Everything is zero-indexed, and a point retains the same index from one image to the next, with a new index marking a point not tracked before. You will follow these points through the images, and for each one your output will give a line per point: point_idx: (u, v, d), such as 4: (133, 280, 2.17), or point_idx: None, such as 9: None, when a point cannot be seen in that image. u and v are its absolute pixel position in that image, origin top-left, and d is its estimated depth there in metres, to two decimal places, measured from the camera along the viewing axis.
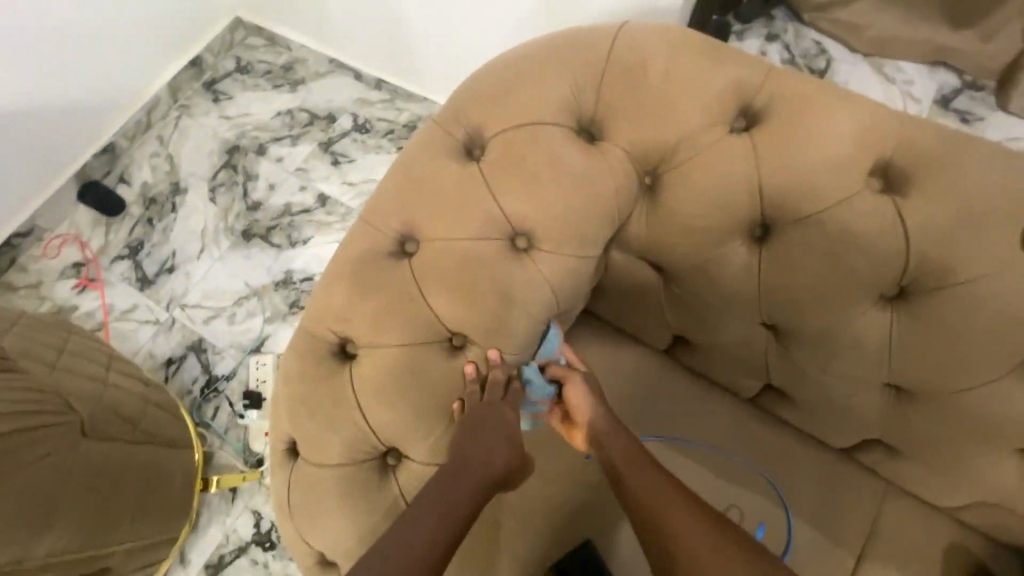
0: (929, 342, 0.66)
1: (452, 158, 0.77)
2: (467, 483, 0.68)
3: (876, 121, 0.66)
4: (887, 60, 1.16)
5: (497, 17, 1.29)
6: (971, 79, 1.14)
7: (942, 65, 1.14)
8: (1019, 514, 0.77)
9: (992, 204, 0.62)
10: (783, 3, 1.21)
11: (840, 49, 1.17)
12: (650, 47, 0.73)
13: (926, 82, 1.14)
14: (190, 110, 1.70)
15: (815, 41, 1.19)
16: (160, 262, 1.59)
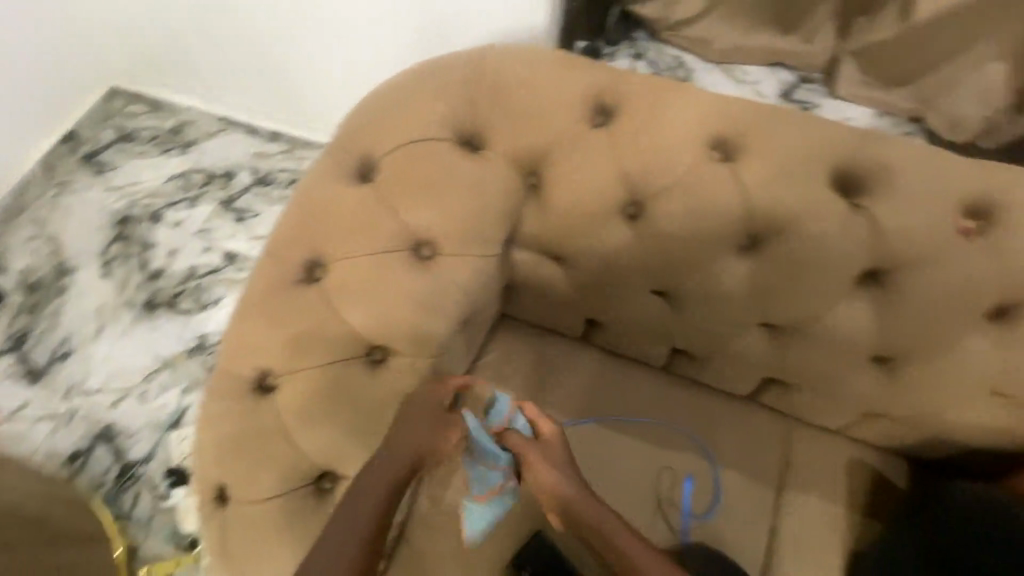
0: (784, 280, 0.77)
1: (347, 183, 0.81)
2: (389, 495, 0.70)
3: (707, 104, 0.78)
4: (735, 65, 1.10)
5: (379, 57, 1.34)
6: (807, 75, 1.09)
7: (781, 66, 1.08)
8: (892, 419, 0.89)
9: (805, 158, 0.75)
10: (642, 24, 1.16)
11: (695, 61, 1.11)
12: (512, 64, 0.81)
13: (772, 82, 1.09)
14: (70, 186, 1.62)
15: (674, 57, 1.13)
16: (51, 349, 1.47)
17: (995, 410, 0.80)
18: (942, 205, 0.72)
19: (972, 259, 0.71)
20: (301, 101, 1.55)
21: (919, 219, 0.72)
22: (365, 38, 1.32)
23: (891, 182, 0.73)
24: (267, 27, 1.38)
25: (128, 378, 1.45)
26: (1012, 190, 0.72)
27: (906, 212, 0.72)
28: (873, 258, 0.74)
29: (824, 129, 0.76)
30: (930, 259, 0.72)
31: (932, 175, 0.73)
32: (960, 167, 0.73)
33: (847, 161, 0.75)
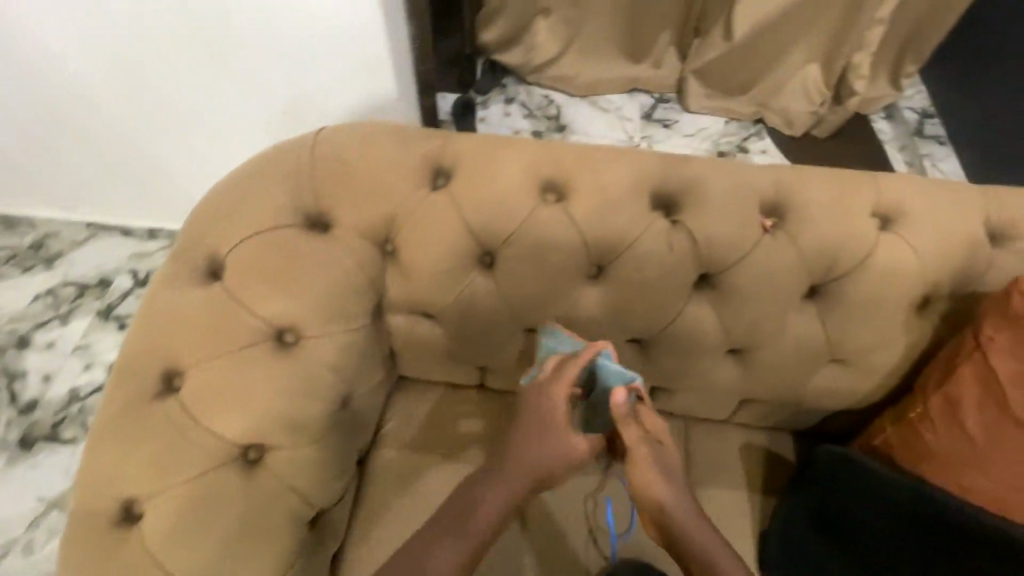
0: (633, 298, 0.84)
1: (195, 285, 0.79)
2: (496, 510, 0.72)
3: (532, 153, 0.85)
4: (599, 97, 1.96)
5: (237, 136, 1.31)
6: (661, 96, 1.97)
7: (637, 90, 1.96)
8: (763, 400, 0.97)
9: (624, 187, 0.82)
10: (509, 75, 1.99)
11: (562, 98, 1.96)
12: (346, 143, 0.84)
13: (630, 103, 1.96)
14: None
15: (543, 96, 1.97)
16: None
17: (838, 375, 0.89)
18: (744, 209, 0.82)
19: (778, 251, 0.81)
20: (168, 191, 1.48)
21: (729, 225, 0.81)
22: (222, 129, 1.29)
23: (699, 196, 0.82)
24: (106, 126, 1.30)
25: (7, 530, 1.28)
26: (795, 187, 0.83)
27: (716, 220, 0.81)
28: (701, 264, 0.82)
29: (636, 160, 0.85)
30: (744, 257, 0.81)
31: (730, 185, 0.83)
32: (752, 174, 0.84)
33: (660, 184, 0.84)
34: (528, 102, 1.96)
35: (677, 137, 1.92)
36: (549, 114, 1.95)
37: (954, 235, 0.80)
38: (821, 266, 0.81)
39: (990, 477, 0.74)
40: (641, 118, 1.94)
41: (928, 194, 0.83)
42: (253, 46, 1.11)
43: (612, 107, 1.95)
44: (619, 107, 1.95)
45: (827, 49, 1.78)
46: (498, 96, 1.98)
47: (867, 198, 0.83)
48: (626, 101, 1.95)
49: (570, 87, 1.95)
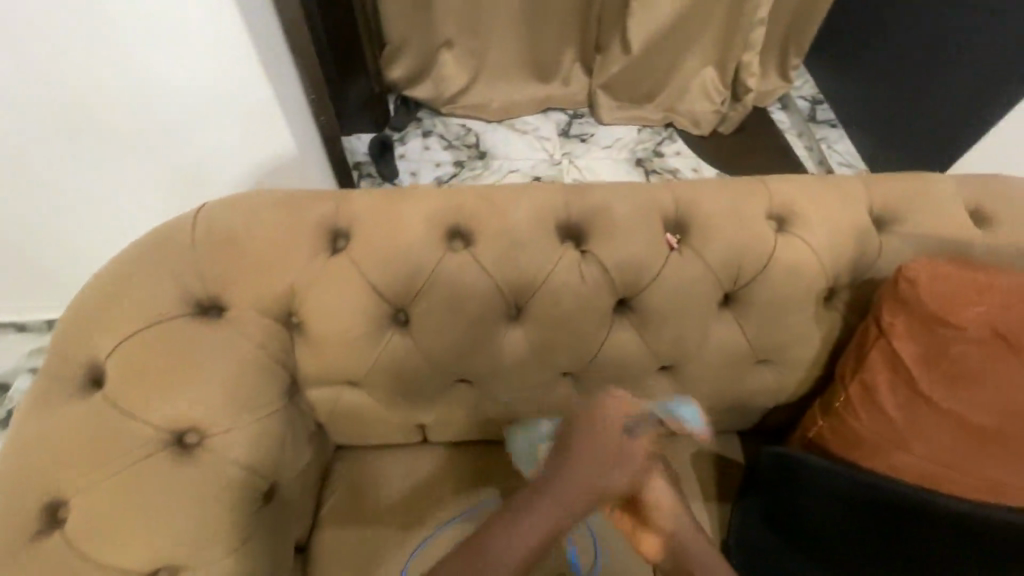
0: (556, 333, 0.83)
1: (73, 398, 0.71)
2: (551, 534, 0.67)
3: (431, 202, 0.82)
4: (515, 120, 2.00)
5: (126, 210, 1.19)
6: (574, 112, 2.03)
7: (552, 109, 2.02)
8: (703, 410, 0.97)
9: (529, 224, 0.81)
10: (423, 109, 2.01)
11: (478, 125, 1.99)
12: (231, 218, 0.79)
13: (546, 123, 2.01)
14: None
15: (460, 126, 1.99)
16: None
17: (765, 374, 0.91)
18: (648, 230, 0.83)
19: (686, 267, 0.82)
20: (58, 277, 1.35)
21: (636, 247, 0.81)
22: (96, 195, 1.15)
23: (604, 224, 0.82)
24: None
25: None
26: (694, 201, 0.85)
27: (623, 245, 0.81)
28: (616, 290, 0.82)
29: (538, 195, 0.84)
30: (656, 277, 0.82)
31: (632, 207, 0.84)
32: (652, 194, 0.85)
33: (564, 215, 0.83)
34: (447, 133, 1.97)
35: (595, 149, 1.97)
36: (468, 142, 1.97)
37: (845, 228, 0.83)
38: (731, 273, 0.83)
39: (913, 458, 0.75)
40: (558, 135, 1.99)
41: (816, 191, 0.86)
42: (121, 117, 0.99)
43: (528, 128, 1.99)
44: (535, 128, 2.00)
45: (718, 52, 1.88)
46: (415, 129, 1.99)
47: (762, 203, 0.85)
48: (541, 121, 2.00)
49: (484, 114, 1.97)
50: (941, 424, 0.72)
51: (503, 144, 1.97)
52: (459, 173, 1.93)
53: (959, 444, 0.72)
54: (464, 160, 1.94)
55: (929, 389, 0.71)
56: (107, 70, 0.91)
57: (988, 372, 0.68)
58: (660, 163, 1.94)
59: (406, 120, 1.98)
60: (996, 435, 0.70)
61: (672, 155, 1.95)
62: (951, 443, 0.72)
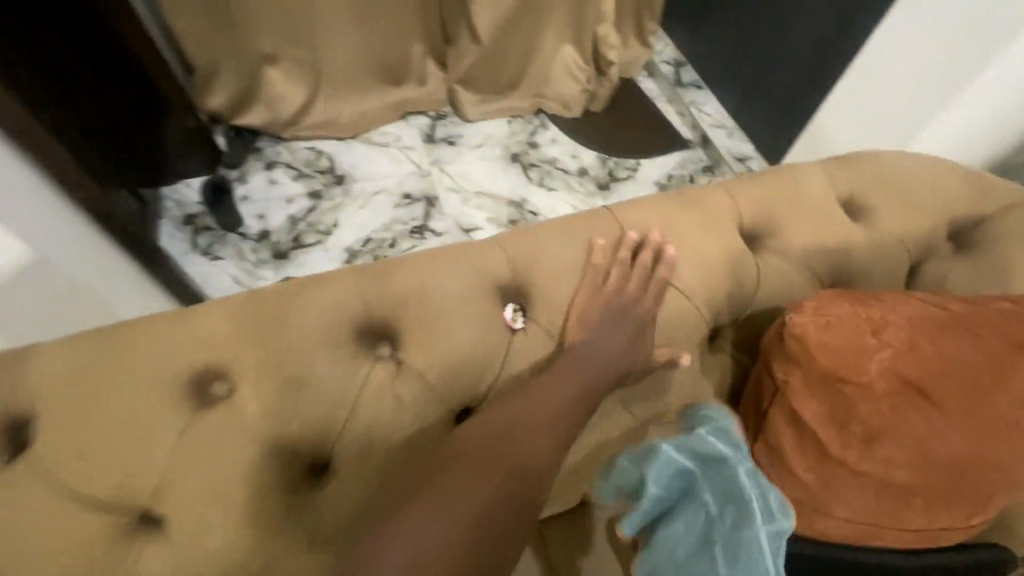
0: (391, 474, 0.58)
1: None
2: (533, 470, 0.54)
3: (163, 343, 0.57)
4: (370, 133, 1.72)
5: None
6: (437, 112, 1.77)
7: (409, 114, 1.75)
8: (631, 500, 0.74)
9: (316, 346, 0.59)
10: (262, 135, 1.65)
11: (327, 145, 1.68)
12: None
13: (408, 131, 1.74)
14: None
15: (309, 149, 1.68)
16: None
17: None
18: (478, 312, 0.63)
19: (537, 351, 0.64)
20: None
21: (465, 341, 0.61)
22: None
23: (425, 321, 0.61)
24: None
25: None
26: (536, 258, 0.66)
27: (447, 344, 0.61)
28: (455, 401, 0.62)
29: (328, 295, 0.61)
30: (499, 372, 0.63)
31: (458, 286, 0.64)
32: (484, 258, 0.66)
33: (367, 315, 0.61)
34: (295, 159, 1.65)
35: (466, 151, 1.74)
36: (321, 166, 1.67)
37: (716, 257, 0.69)
38: (609, 358, 0.63)
39: (836, 523, 0.61)
40: (422, 142, 1.74)
41: (679, 214, 0.71)
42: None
43: (388, 140, 1.72)
44: (396, 138, 1.73)
45: (571, 29, 1.72)
46: (256, 163, 1.64)
47: (619, 243, 0.68)
48: (401, 129, 1.74)
49: (337, 130, 1.68)
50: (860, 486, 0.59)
51: (362, 165, 1.68)
52: (316, 205, 1.62)
53: (881, 504, 0.59)
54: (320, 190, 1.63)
55: (841, 450, 0.58)
56: None
57: (905, 427, 0.56)
58: (536, 156, 1.76)
59: (242, 155, 1.62)
60: (920, 488, 0.58)
61: (547, 144, 1.78)
62: (875, 504, 0.59)
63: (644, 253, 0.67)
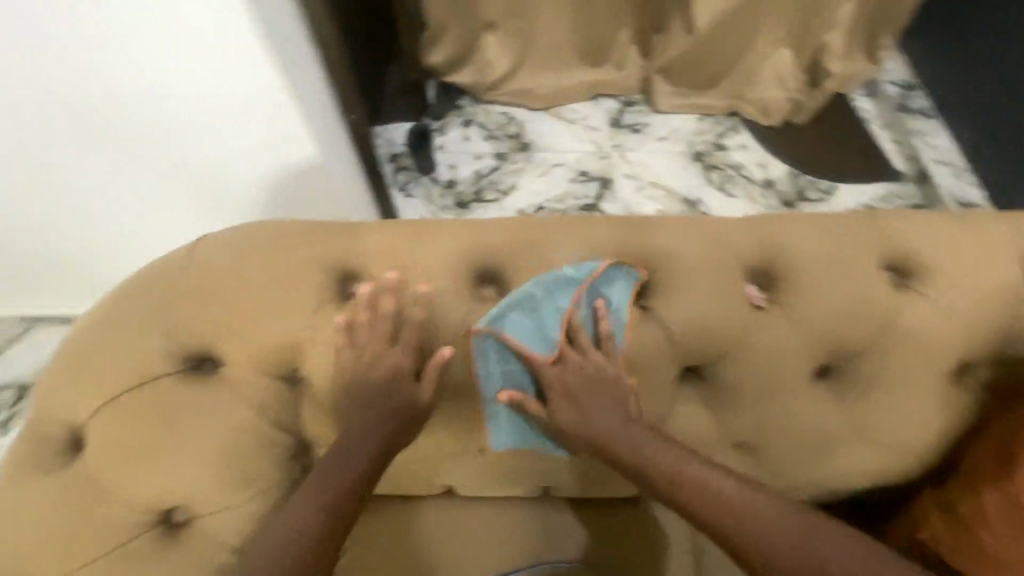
0: None
1: (50, 467, 0.64)
2: (387, 445, 0.63)
3: (460, 241, 0.70)
4: (561, 106, 1.89)
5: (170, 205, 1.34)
6: (627, 99, 1.91)
7: (603, 96, 1.90)
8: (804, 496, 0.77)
9: (580, 276, 0.67)
10: (466, 95, 1.92)
11: (523, 113, 1.89)
12: (224, 255, 0.69)
13: (597, 111, 1.89)
14: None
15: (502, 112, 1.90)
16: None
17: (874, 462, 0.72)
18: (712, 278, 0.67)
19: (771, 330, 0.66)
20: (90, 271, 1.60)
21: (708, 305, 0.66)
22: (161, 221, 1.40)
23: (672, 277, 0.67)
24: (27, 227, 1.41)
25: None
26: (708, 308, 0.66)
27: (692, 301, 0.66)
28: (684, 356, 0.68)
29: (589, 234, 0.70)
30: (733, 342, 0.67)
31: (706, 252, 0.68)
32: (733, 232, 0.70)
33: (623, 259, 0.68)
34: (488, 120, 1.88)
35: (649, 140, 1.86)
36: (513, 132, 1.89)
37: (984, 282, 0.65)
38: (829, 342, 0.66)
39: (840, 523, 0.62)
40: (609, 124, 1.89)
41: (947, 234, 0.68)
42: (150, 124, 1.12)
43: (579, 117, 1.89)
44: (585, 116, 1.89)
45: (792, 31, 1.69)
46: (455, 116, 1.91)
47: (876, 246, 0.68)
48: (590, 110, 1.88)
49: (534, 101, 1.88)
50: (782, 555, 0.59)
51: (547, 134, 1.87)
52: (502, 164, 1.89)
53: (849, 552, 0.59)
54: (507, 151, 1.87)
55: None
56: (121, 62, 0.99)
57: None
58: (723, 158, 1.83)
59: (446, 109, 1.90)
60: None
61: (735, 147, 1.83)
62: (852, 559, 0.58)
63: (896, 257, 0.68)
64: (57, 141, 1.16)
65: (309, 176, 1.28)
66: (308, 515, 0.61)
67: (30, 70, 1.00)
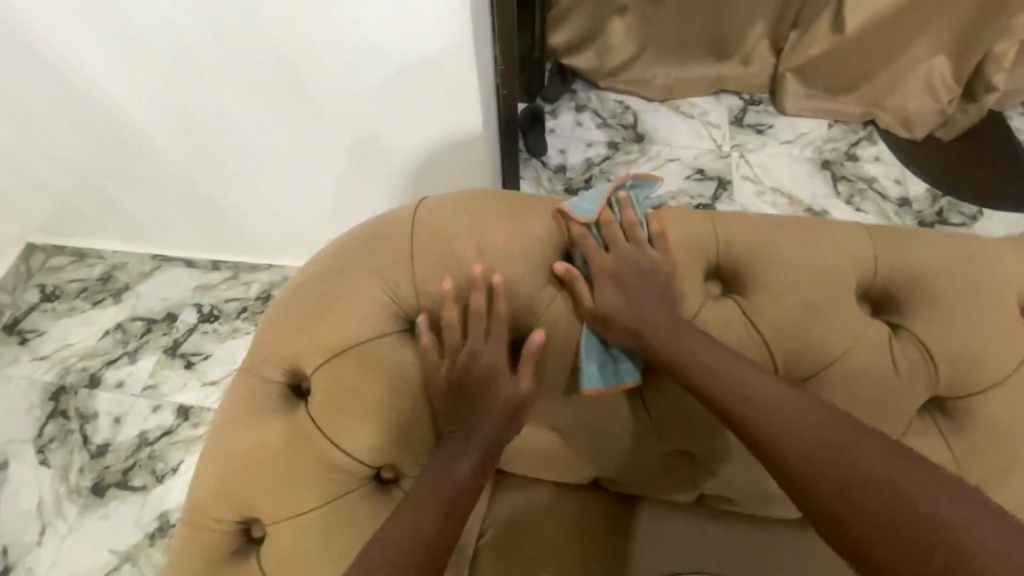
0: (844, 409, 0.66)
1: (271, 410, 0.66)
2: (502, 424, 0.66)
3: (694, 235, 0.69)
4: (682, 100, 2.23)
5: (318, 169, 1.45)
6: (753, 97, 2.22)
7: (726, 93, 2.22)
8: None
9: (825, 289, 0.66)
10: (580, 82, 2.27)
11: (640, 103, 2.23)
12: (448, 219, 0.69)
13: (720, 108, 2.21)
14: (65, 339, 1.86)
15: (614, 102, 2.24)
16: (88, 481, 1.65)
17: None
18: (973, 307, 0.64)
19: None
20: (227, 223, 1.71)
21: (966, 334, 0.63)
22: (306, 182, 1.50)
23: (939, 299, 0.64)
24: (185, 173, 1.53)
25: (107, 500, 1.62)
26: (961, 335, 0.63)
27: (964, 326, 0.64)
28: (934, 388, 0.65)
29: (840, 241, 0.67)
30: (1007, 378, 0.64)
31: (964, 276, 0.65)
32: (990, 258, 0.66)
33: (864, 273, 0.66)
34: (601, 107, 2.24)
35: (772, 142, 2.14)
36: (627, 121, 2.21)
37: None
38: None
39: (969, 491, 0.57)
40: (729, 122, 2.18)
41: None
42: (323, 84, 1.22)
43: (699, 111, 2.20)
44: (706, 112, 2.21)
45: None
46: (569, 104, 2.25)
47: None
48: (714, 105, 2.21)
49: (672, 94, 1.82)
50: (833, 464, 0.60)
51: (658, 128, 2.18)
52: (613, 154, 2.15)
53: (948, 504, 0.56)
54: (619, 140, 2.17)
55: None
56: (317, 33, 1.11)
57: None
58: (856, 170, 2.07)
59: (559, 92, 2.23)
60: None
61: (868, 157, 2.09)
62: (950, 507, 0.55)
63: None
64: (231, 93, 1.28)
65: (463, 151, 1.34)
66: (442, 490, 0.63)
67: (239, 23, 1.13)
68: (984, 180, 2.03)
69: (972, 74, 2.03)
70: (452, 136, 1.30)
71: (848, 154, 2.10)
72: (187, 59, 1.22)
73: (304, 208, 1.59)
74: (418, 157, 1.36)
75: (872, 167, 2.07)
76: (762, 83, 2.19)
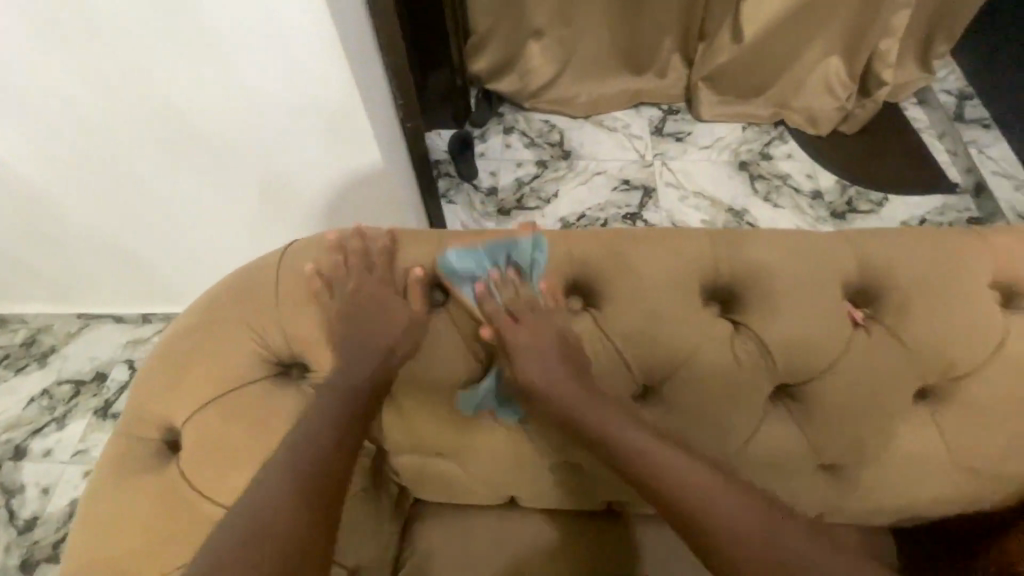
0: (702, 405, 0.72)
1: (146, 470, 0.67)
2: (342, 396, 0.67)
3: (555, 256, 0.73)
4: (603, 115, 2.31)
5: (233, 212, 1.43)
6: (671, 107, 2.32)
7: (645, 105, 2.32)
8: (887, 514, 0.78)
9: (675, 295, 0.70)
10: (505, 106, 2.34)
11: (563, 121, 2.31)
12: (316, 260, 0.72)
13: (640, 120, 2.30)
14: None
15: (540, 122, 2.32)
16: (16, 559, 1.56)
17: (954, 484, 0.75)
18: (808, 298, 0.69)
19: (860, 348, 0.70)
20: (151, 275, 1.68)
21: (808, 323, 0.69)
22: (227, 228, 1.49)
23: (776, 294, 0.70)
24: (97, 228, 1.50)
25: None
26: (799, 326, 0.69)
27: (801, 319, 0.69)
28: (776, 376, 0.71)
29: (686, 247, 0.73)
30: (845, 360, 0.70)
31: (800, 272, 0.70)
32: (824, 249, 0.72)
33: (710, 276, 0.72)
34: (526, 127, 2.30)
35: (692, 148, 2.24)
36: (553, 139, 2.28)
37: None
38: (920, 360, 0.69)
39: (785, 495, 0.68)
40: (649, 132, 2.28)
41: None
42: (221, 130, 1.22)
43: (619, 125, 2.29)
44: (627, 124, 2.30)
45: None
46: (496, 127, 2.31)
47: (982, 274, 0.71)
48: (634, 118, 2.30)
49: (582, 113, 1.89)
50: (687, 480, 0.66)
51: (582, 144, 2.26)
52: (541, 172, 2.21)
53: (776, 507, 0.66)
54: (547, 159, 2.24)
55: None
56: (203, 82, 1.12)
57: None
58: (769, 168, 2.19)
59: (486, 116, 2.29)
60: None
61: (781, 155, 2.21)
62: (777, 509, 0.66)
63: (985, 279, 0.71)
64: (132, 148, 1.27)
65: (374, 183, 1.35)
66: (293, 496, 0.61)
67: (123, 80, 1.12)
68: (886, 168, 2.16)
69: (864, 71, 2.17)
70: (358, 171, 1.31)
71: (761, 153, 2.22)
72: (78, 115, 1.19)
73: (228, 253, 1.58)
74: (328, 193, 1.37)
75: (784, 164, 2.19)
76: (677, 94, 2.29)
